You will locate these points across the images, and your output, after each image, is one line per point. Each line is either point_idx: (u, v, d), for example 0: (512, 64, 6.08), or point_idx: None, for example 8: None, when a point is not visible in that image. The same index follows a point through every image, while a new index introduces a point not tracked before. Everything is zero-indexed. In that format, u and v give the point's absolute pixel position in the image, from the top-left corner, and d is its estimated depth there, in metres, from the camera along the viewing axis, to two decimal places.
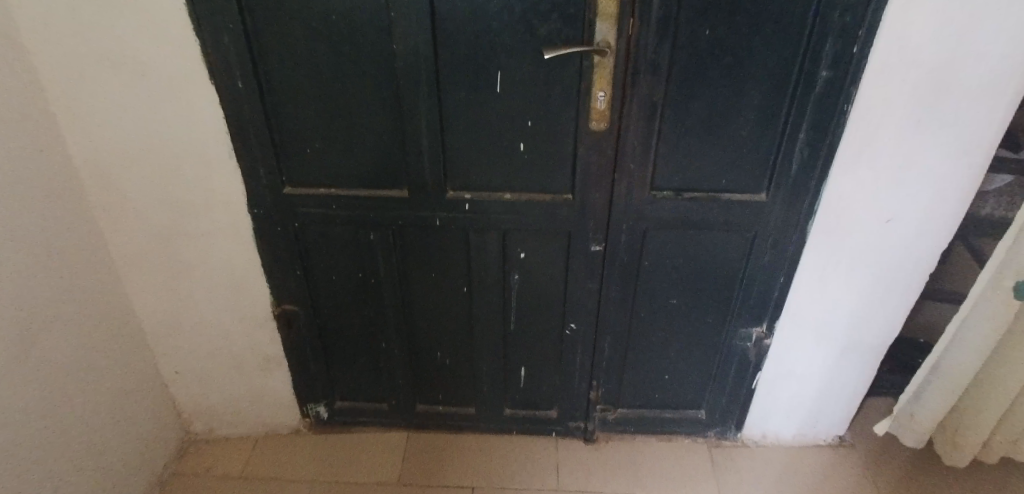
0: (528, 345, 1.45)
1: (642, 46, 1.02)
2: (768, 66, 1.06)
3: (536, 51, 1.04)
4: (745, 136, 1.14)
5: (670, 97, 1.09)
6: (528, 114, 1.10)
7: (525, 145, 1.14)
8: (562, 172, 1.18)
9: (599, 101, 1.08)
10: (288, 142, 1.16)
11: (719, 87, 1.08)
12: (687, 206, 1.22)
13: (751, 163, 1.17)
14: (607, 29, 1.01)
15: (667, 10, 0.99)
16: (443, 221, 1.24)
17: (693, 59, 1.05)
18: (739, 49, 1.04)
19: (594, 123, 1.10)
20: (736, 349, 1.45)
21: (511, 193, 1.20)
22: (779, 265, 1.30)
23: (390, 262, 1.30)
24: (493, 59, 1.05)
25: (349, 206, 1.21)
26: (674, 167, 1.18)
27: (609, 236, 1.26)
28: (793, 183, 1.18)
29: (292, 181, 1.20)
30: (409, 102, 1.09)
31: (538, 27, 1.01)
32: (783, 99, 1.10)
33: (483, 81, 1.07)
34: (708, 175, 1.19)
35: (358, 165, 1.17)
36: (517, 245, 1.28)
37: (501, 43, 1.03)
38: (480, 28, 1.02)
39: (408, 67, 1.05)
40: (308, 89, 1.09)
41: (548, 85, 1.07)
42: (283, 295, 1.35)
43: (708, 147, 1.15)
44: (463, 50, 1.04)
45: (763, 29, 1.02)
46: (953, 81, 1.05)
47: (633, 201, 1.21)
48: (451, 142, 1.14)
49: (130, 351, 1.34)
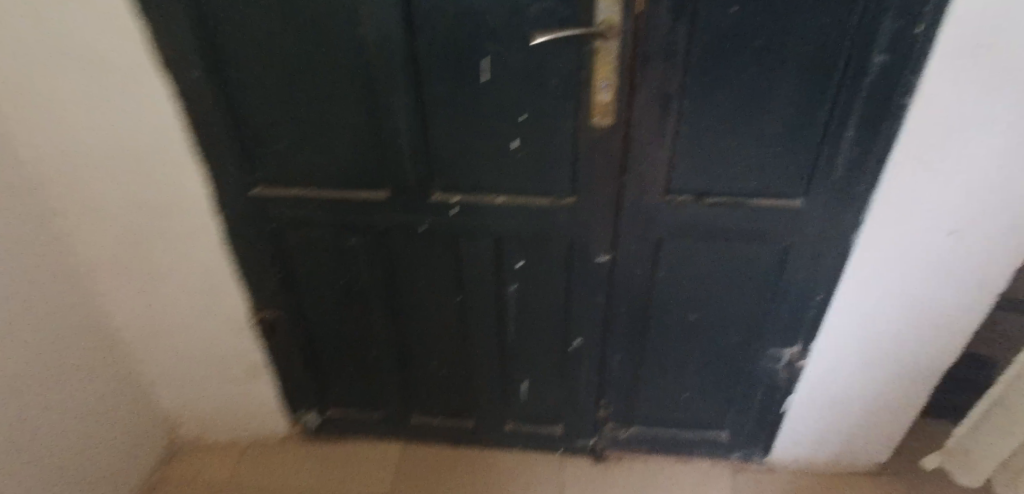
0: (531, 359, 1.31)
1: (653, 27, 0.85)
2: (807, 50, 0.88)
3: (526, 32, 0.88)
4: (777, 131, 0.96)
5: (687, 86, 0.92)
6: (521, 108, 0.95)
7: (519, 143, 0.99)
8: (562, 173, 1.02)
9: (602, 92, 0.91)
10: (254, 140, 1.04)
11: (747, 75, 0.90)
12: (709, 214, 1.05)
13: (787, 163, 0.99)
14: (612, 7, 0.83)
15: None
16: (430, 226, 1.10)
17: (715, 41, 0.87)
18: (772, 28, 0.86)
19: (596, 118, 0.94)
20: (764, 369, 1.28)
21: (504, 196, 1.05)
22: (815, 279, 1.13)
23: (374, 269, 1.18)
24: (476, 43, 0.89)
25: (325, 209, 1.09)
26: (693, 168, 1.01)
27: (617, 245, 1.10)
28: (834, 187, 1.00)
29: (263, 181, 1.08)
30: (384, 94, 0.95)
31: (528, 4, 0.85)
32: (825, 88, 0.91)
33: (467, 70, 0.92)
34: (732, 177, 1.02)
35: (332, 164, 1.04)
36: (514, 254, 1.13)
37: (485, 24, 0.87)
38: (460, 7, 0.86)
39: (379, 53, 0.91)
40: (271, 81, 0.96)
41: (542, 73, 0.91)
42: (262, 301, 1.25)
43: (735, 146, 0.98)
44: (442, 33, 0.89)
45: (803, 4, 0.84)
46: (1010, 70, 0.84)
47: (646, 206, 1.05)
48: (435, 138, 1.00)
49: (107, 361, 1.26)
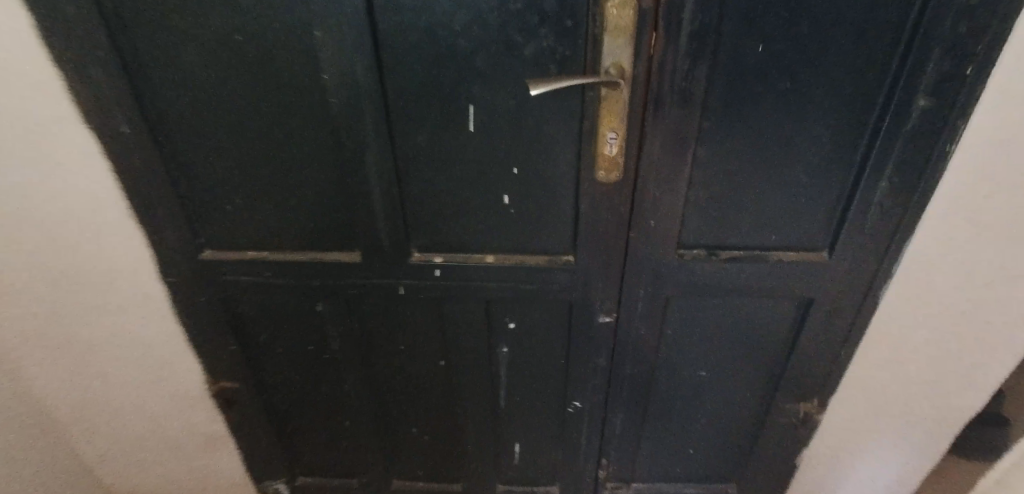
0: (524, 422, 1.18)
1: (668, 70, 0.73)
2: (839, 92, 0.77)
3: (520, 75, 0.75)
4: (803, 181, 0.85)
5: (704, 133, 0.80)
6: (512, 159, 0.82)
7: (510, 198, 0.87)
8: (561, 229, 0.89)
9: (609, 145, 0.78)
10: (201, 198, 0.89)
11: (770, 120, 0.79)
12: (724, 270, 0.93)
13: (811, 214, 0.89)
14: (621, 49, 0.71)
15: (706, 18, 0.69)
16: (409, 289, 0.96)
17: (737, 84, 0.76)
18: (802, 69, 0.75)
19: (601, 173, 0.81)
20: (781, 429, 1.16)
21: (494, 255, 0.93)
22: (839, 336, 1.02)
23: (345, 334, 1.04)
24: (462, 88, 0.76)
25: (288, 273, 0.95)
26: (707, 221, 0.89)
27: (623, 305, 0.98)
28: (865, 240, 0.89)
29: (212, 243, 0.94)
30: (351, 146, 0.81)
31: (523, 44, 0.73)
32: (857, 133, 0.81)
33: (450, 117, 0.79)
34: (751, 229, 0.90)
35: (293, 224, 0.90)
36: (505, 315, 1.00)
37: (471, 66, 0.75)
38: (441, 47, 0.73)
39: (345, 103, 0.77)
40: (217, 132, 0.82)
41: (538, 122, 0.79)
42: (218, 371, 1.10)
43: (755, 197, 0.87)
44: (419, 77, 0.76)
45: (836, 42, 0.73)
46: None
47: (655, 263, 0.92)
48: (413, 194, 0.87)
49: (46, 451, 1.08)
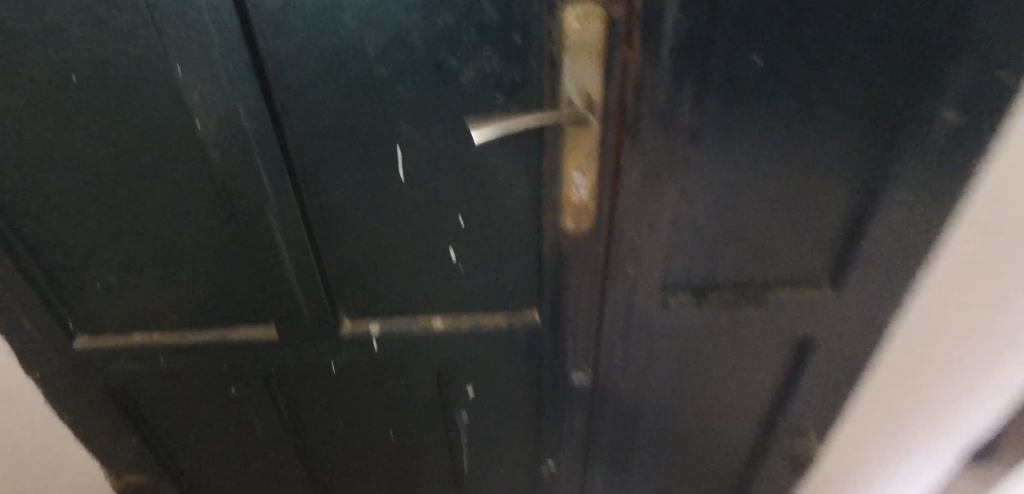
0: (491, 487, 1.02)
1: (645, 96, 0.58)
2: (850, 109, 0.63)
3: (459, 109, 0.59)
4: (803, 210, 0.71)
5: (689, 163, 0.66)
6: (457, 207, 0.66)
7: (458, 252, 0.70)
8: (521, 284, 0.74)
9: (577, 189, 0.62)
10: (63, 279, 0.69)
11: (766, 143, 0.65)
12: (714, 314, 0.79)
13: (814, 246, 0.75)
14: (590, 72, 0.55)
15: (691, 30, 0.54)
16: (343, 363, 0.79)
17: (729, 104, 0.62)
18: (807, 82, 0.61)
19: (568, 220, 0.65)
20: (778, 469, 1.05)
21: (443, 319, 0.76)
22: (844, 377, 0.89)
23: (272, 415, 0.86)
24: (385, 127, 0.59)
25: (189, 356, 0.77)
26: (694, 261, 0.75)
27: (599, 361, 0.83)
28: (878, 274, 0.76)
29: (88, 328, 0.74)
30: (247, 206, 0.63)
31: (459, 70, 0.56)
32: (870, 156, 0.67)
33: (373, 163, 0.62)
34: (744, 266, 0.76)
35: (188, 299, 0.72)
36: (462, 381, 0.84)
37: (395, 100, 0.58)
38: (352, 78, 0.56)
39: (231, 156, 0.59)
40: (67, 200, 0.63)
41: (485, 163, 0.63)
42: (119, 468, 0.90)
43: (748, 231, 0.73)
44: (327, 118, 0.58)
45: (850, 49, 0.59)
46: None
47: (635, 313, 0.77)
48: (333, 257, 0.70)
49: None
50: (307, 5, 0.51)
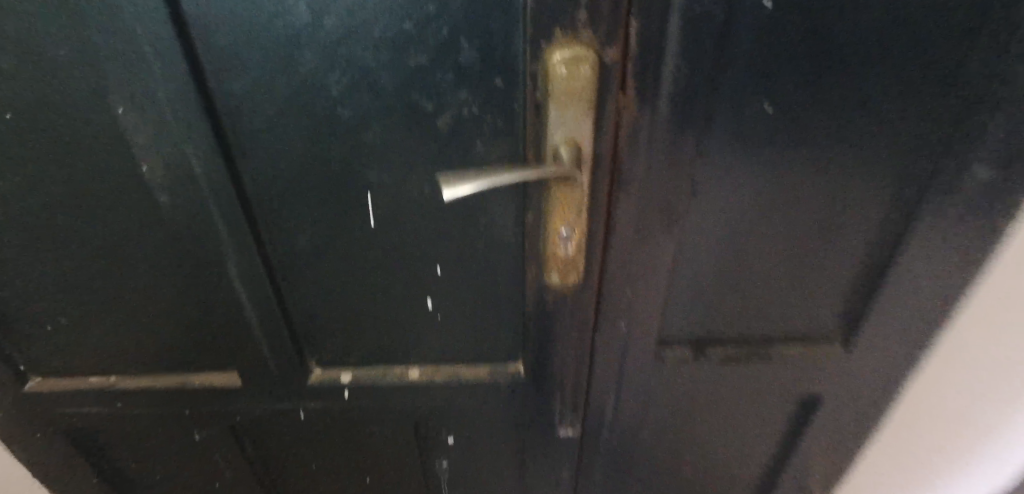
0: None
1: (640, 144, 0.52)
2: (873, 165, 0.57)
3: (434, 154, 0.53)
4: (816, 266, 0.65)
5: (690, 216, 0.59)
6: (433, 255, 0.61)
7: (435, 301, 0.65)
8: (504, 334, 0.68)
9: (562, 243, 0.56)
10: (10, 319, 0.64)
11: (778, 197, 0.59)
12: (716, 372, 0.73)
13: (824, 303, 0.69)
14: (578, 121, 0.49)
15: (693, 76, 0.48)
16: (312, 412, 0.74)
17: (736, 155, 0.55)
18: (825, 135, 0.54)
19: (553, 276, 0.59)
20: None
21: (421, 369, 0.71)
22: (853, 436, 0.82)
23: (238, 460, 0.81)
24: (354, 172, 0.54)
25: (147, 400, 0.71)
26: (694, 316, 0.69)
27: (588, 414, 0.77)
28: (893, 332, 0.70)
29: (40, 369, 0.69)
30: (204, 250, 0.58)
31: (434, 113, 0.50)
32: (893, 213, 0.60)
33: (341, 208, 0.57)
34: (748, 322, 0.70)
35: (144, 343, 0.67)
36: (441, 431, 0.78)
37: (363, 143, 0.52)
38: (315, 121, 0.50)
39: (182, 201, 0.54)
40: (10, 239, 0.58)
41: (464, 210, 0.57)
42: None
43: (753, 285, 0.67)
44: (288, 163, 0.53)
45: (875, 101, 0.52)
46: None
47: (628, 366, 0.72)
48: (299, 305, 0.64)
49: None
50: (263, 42, 0.46)
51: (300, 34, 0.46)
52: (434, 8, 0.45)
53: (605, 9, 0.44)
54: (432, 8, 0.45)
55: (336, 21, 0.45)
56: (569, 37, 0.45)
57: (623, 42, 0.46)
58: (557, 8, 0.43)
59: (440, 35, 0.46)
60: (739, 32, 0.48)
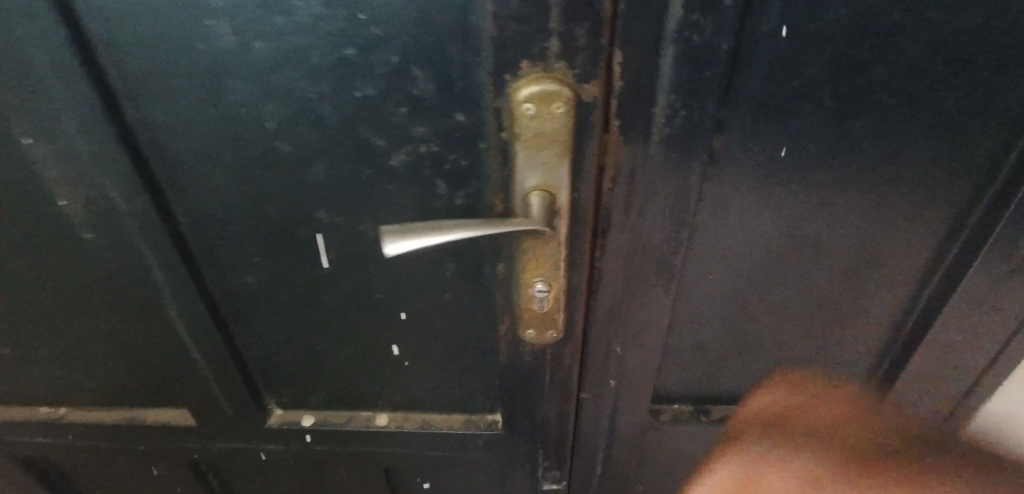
0: None
1: (628, 191, 0.44)
2: (906, 215, 0.48)
3: (391, 195, 0.46)
4: (836, 322, 0.57)
5: (689, 267, 0.52)
6: (396, 301, 0.54)
7: (402, 348, 0.58)
8: (479, 385, 0.61)
9: (538, 299, 0.47)
10: None
11: (792, 249, 0.51)
12: (718, 435, 0.65)
13: (846, 361, 0.61)
14: (552, 169, 0.40)
15: (690, 117, 0.41)
16: (274, 453, 0.68)
17: (743, 202, 0.47)
18: (849, 184, 0.46)
19: (529, 331, 0.51)
20: None
21: (389, 415, 0.64)
22: None
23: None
24: (302, 211, 0.48)
25: (100, 433, 0.67)
26: (694, 373, 0.61)
27: (575, 471, 0.69)
28: (925, 396, 0.61)
29: None
30: (143, 286, 0.52)
31: (387, 151, 0.43)
32: (927, 269, 0.52)
33: (290, 249, 0.50)
34: (756, 381, 0.62)
35: (92, 377, 0.62)
36: (415, 476, 0.72)
37: (308, 182, 0.45)
38: (252, 155, 0.44)
39: (111, 236, 0.48)
40: None
41: (428, 256, 0.50)
42: None
43: (764, 343, 0.58)
44: (227, 200, 0.47)
45: (913, 145, 0.44)
46: None
47: (619, 425, 0.64)
48: (253, 345, 0.58)
49: None
50: (183, 68, 0.39)
51: (224, 60, 0.39)
52: (378, 32, 0.37)
53: (582, 39, 0.36)
54: (376, 32, 0.37)
55: (265, 46, 0.38)
56: (540, 70, 0.37)
57: (606, 77, 0.38)
58: (525, 37, 0.36)
59: (389, 63, 0.39)
60: (752, 66, 0.40)
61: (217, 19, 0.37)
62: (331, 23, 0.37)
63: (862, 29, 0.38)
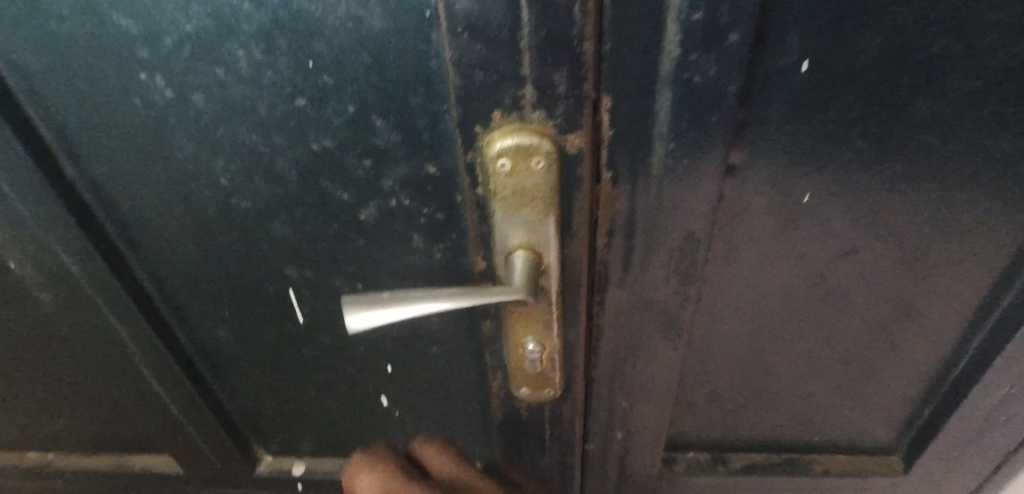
0: None
1: (628, 245, 0.39)
2: (950, 259, 0.42)
3: (363, 250, 0.42)
4: (869, 370, 0.51)
5: (701, 317, 0.46)
6: (380, 353, 0.50)
7: (390, 399, 0.54)
8: (476, 435, 0.57)
9: (529, 359, 0.41)
10: None
11: (819, 298, 0.45)
12: (737, 484, 0.60)
13: (881, 409, 0.55)
14: (536, 227, 0.35)
15: (694, 164, 0.35)
16: None
17: (761, 249, 0.41)
18: (882, 229, 0.40)
19: (521, 390, 0.45)
20: None
21: None
22: None
23: None
24: (268, 267, 0.44)
25: (90, 478, 0.65)
26: (710, 421, 0.56)
27: None
28: (970, 447, 0.55)
29: None
30: (112, 341, 0.49)
31: (353, 205, 0.39)
32: (975, 314, 0.46)
33: (261, 303, 0.46)
34: (779, 429, 0.56)
35: (75, 424, 0.59)
36: None
37: (271, 237, 0.41)
38: (206, 211, 0.40)
39: (71, 292, 0.45)
40: None
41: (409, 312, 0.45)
42: None
43: (787, 392, 0.53)
44: (187, 255, 0.43)
45: (959, 184, 0.38)
46: None
47: (629, 475, 0.59)
48: (235, 395, 0.55)
49: None
50: (122, 123, 0.35)
51: (164, 114, 0.35)
52: (330, 81, 0.33)
53: (562, 85, 0.31)
54: (327, 81, 0.33)
55: (206, 99, 0.34)
56: (515, 121, 0.32)
57: (592, 124, 0.33)
58: (494, 84, 0.30)
59: (345, 113, 0.34)
60: (768, 104, 0.34)
61: (151, 71, 0.33)
62: (276, 72, 0.32)
63: (898, 58, 0.32)
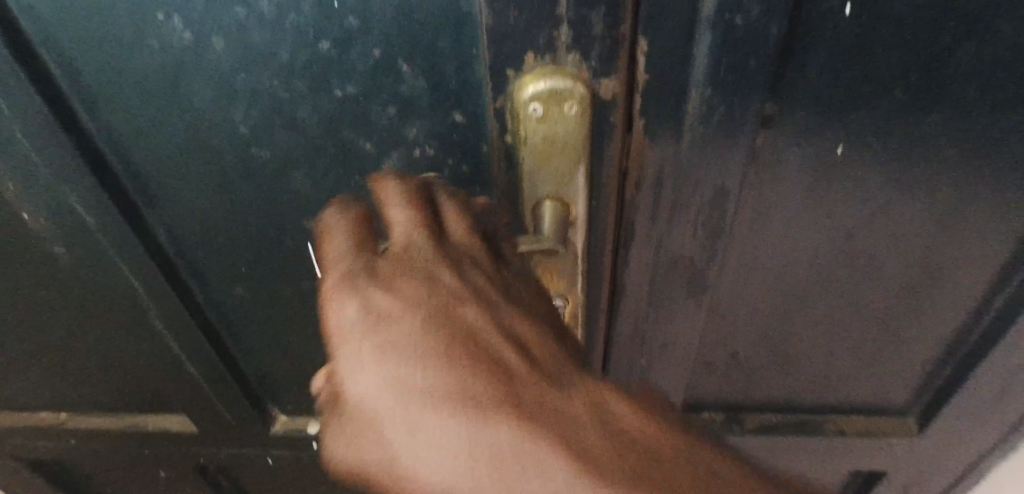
0: None
1: (656, 200, 0.38)
2: (981, 216, 0.42)
3: None
4: (888, 330, 0.51)
5: (725, 277, 0.46)
6: None
7: None
8: None
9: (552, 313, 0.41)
10: None
11: (845, 257, 0.45)
12: (751, 444, 0.60)
13: (898, 370, 0.55)
14: (566, 176, 0.34)
15: (729, 113, 0.34)
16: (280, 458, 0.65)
17: (791, 205, 0.41)
18: (915, 184, 0.40)
19: None
20: None
21: None
22: None
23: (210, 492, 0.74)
24: (287, 223, 0.43)
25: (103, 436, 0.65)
26: (727, 382, 0.56)
27: None
28: (984, 407, 0.56)
29: None
30: (127, 296, 0.49)
31: (376, 156, 0.38)
32: (1000, 275, 0.46)
33: (279, 259, 0.46)
34: (796, 389, 0.57)
35: (88, 383, 0.59)
36: None
37: (291, 189, 0.41)
38: (225, 161, 0.39)
39: (87, 245, 0.45)
40: None
41: None
42: None
43: (806, 352, 0.53)
44: (205, 208, 0.42)
45: (997, 138, 0.37)
46: None
47: None
48: (250, 354, 0.55)
49: None
50: (139, 68, 0.34)
51: (183, 59, 0.34)
52: (356, 23, 0.31)
53: (599, 28, 0.29)
54: (353, 23, 0.31)
55: (227, 42, 0.33)
56: (549, 65, 0.31)
57: (628, 70, 0.32)
58: (529, 26, 0.29)
59: (371, 57, 0.33)
60: (807, 51, 0.33)
61: (169, 12, 0.31)
62: (299, 13, 0.31)
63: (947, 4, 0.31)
